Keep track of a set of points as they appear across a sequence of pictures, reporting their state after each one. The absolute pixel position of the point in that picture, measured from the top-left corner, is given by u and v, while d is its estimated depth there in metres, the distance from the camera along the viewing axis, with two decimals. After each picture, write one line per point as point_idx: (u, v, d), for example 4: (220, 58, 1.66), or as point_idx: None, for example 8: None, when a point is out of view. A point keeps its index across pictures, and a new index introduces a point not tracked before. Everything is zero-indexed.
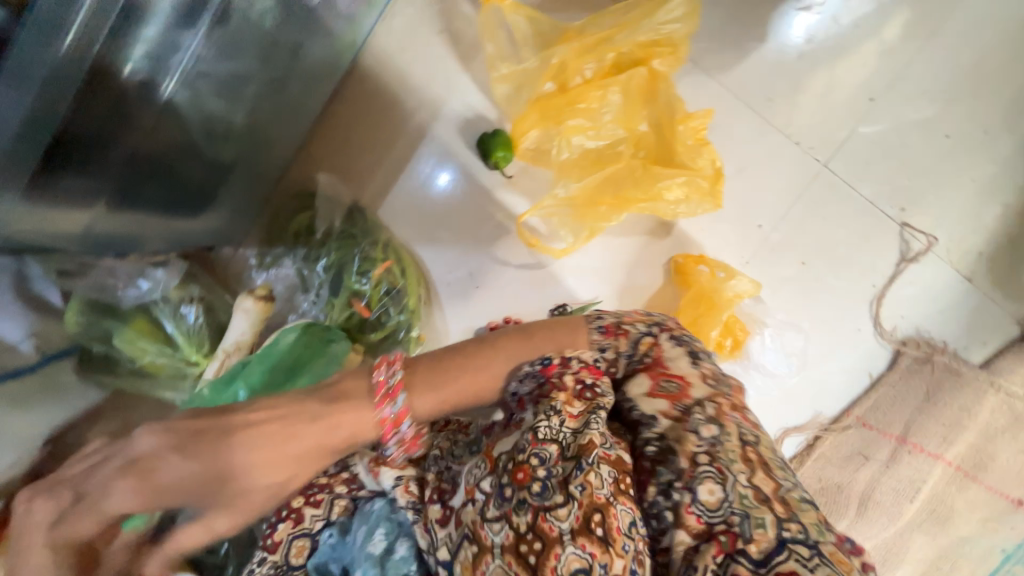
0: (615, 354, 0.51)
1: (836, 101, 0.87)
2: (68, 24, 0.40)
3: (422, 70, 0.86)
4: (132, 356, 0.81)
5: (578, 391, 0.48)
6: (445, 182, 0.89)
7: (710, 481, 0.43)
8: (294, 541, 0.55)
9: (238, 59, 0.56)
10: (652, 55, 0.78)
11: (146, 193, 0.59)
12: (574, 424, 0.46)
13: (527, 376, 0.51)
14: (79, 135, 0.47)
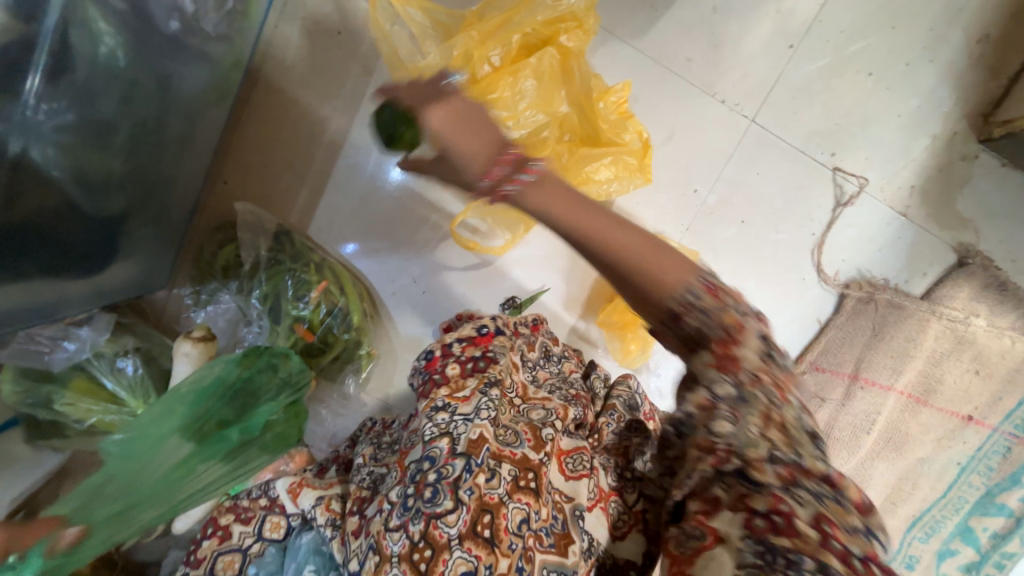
0: (697, 308, 0.40)
1: (758, 53, 0.85)
2: None
3: (326, 76, 0.81)
4: (78, 418, 0.79)
5: (465, 369, 0.50)
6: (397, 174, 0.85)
7: (722, 414, 0.38)
8: (220, 557, 0.54)
9: (96, 105, 0.51)
10: (558, 32, 0.75)
11: (33, 258, 0.54)
12: (465, 411, 0.46)
13: (416, 372, 0.54)
14: None
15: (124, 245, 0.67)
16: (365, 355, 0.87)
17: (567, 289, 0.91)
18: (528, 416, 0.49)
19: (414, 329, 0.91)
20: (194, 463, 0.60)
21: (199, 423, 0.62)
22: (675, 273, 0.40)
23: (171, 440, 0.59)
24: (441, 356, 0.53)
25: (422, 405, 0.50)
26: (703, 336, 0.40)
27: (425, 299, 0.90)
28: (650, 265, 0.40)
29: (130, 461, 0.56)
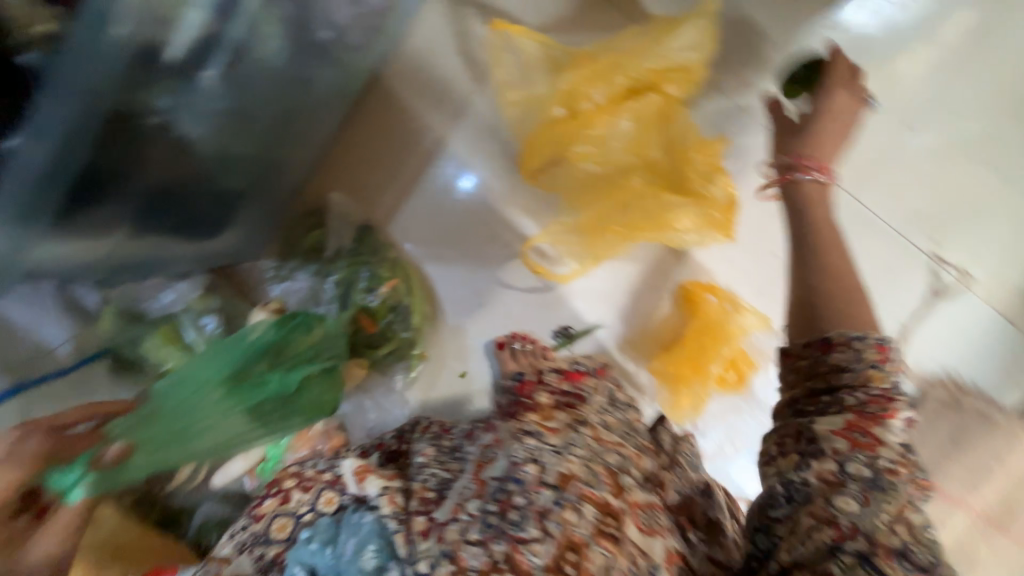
0: (855, 371, 0.52)
1: (870, 126, 0.81)
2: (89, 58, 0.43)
3: (435, 89, 0.86)
4: (155, 363, 0.85)
5: (556, 402, 0.56)
6: (468, 186, 0.88)
7: (849, 494, 0.46)
8: (276, 518, 0.53)
9: (245, 96, 0.58)
10: (664, 81, 0.76)
11: (165, 219, 0.64)
12: (555, 444, 0.50)
13: (506, 390, 0.61)
14: (100, 169, 0.52)
15: (236, 219, 0.72)
16: (416, 355, 0.90)
17: (625, 329, 0.90)
18: (606, 459, 0.50)
19: (467, 339, 0.92)
20: (226, 406, 0.62)
21: (237, 370, 0.65)
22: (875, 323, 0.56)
23: (210, 384, 0.62)
24: (533, 381, 0.60)
25: (509, 428, 0.53)
26: (850, 403, 0.51)
27: (484, 313, 0.92)
28: (848, 305, 0.57)
29: (170, 401, 0.60)
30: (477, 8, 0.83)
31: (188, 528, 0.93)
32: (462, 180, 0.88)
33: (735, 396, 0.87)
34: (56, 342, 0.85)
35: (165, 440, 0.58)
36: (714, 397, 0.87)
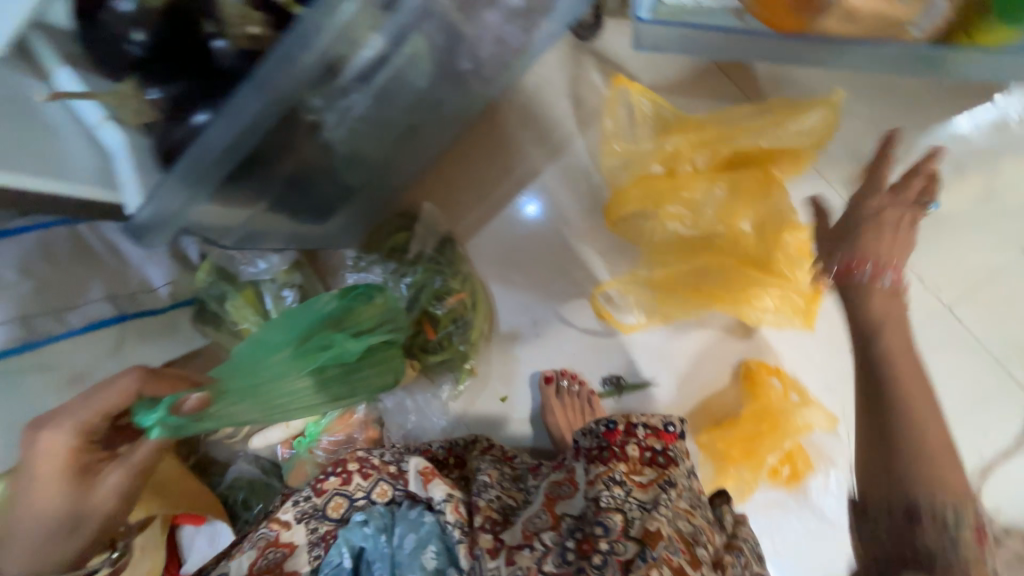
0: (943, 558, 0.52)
1: (980, 247, 0.80)
2: (298, 59, 0.45)
3: (540, 125, 0.90)
4: (235, 320, 0.93)
5: (644, 457, 0.62)
6: (532, 212, 0.92)
7: None
8: (333, 497, 0.61)
9: (388, 109, 0.62)
10: (770, 159, 0.77)
11: (292, 201, 0.67)
12: (643, 499, 0.57)
13: (590, 433, 0.64)
14: (262, 157, 0.54)
15: (342, 208, 0.77)
16: (467, 369, 0.92)
17: (678, 394, 0.87)
18: (682, 526, 0.54)
19: (516, 365, 0.93)
20: (294, 365, 0.62)
21: (306, 334, 0.66)
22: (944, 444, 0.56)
23: (281, 346, 0.63)
24: (623, 432, 0.63)
25: (597, 471, 0.59)
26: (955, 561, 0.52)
27: (538, 344, 0.92)
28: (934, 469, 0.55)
29: (243, 359, 0.60)
30: (597, 58, 0.87)
31: (221, 480, 0.98)
32: (527, 207, 0.92)
33: (784, 493, 0.84)
34: (157, 284, 0.89)
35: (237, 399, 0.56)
36: (761, 487, 0.84)
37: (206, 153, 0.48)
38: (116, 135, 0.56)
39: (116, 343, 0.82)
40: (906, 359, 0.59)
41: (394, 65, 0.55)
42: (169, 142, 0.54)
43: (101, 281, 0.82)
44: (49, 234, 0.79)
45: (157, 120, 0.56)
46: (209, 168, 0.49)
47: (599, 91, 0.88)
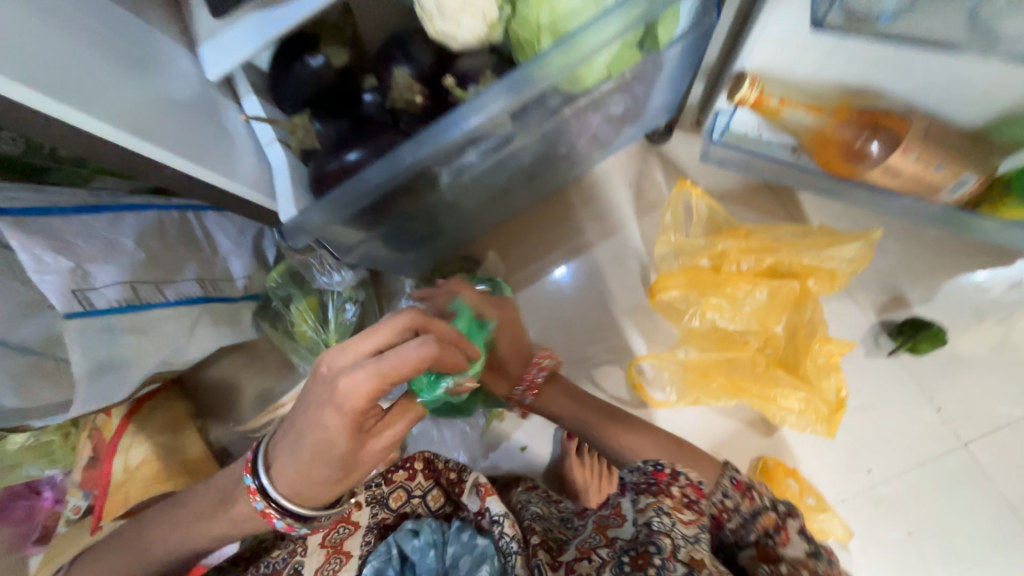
0: (734, 505, 0.60)
1: (998, 391, 0.85)
2: (448, 126, 0.57)
3: (603, 204, 1.00)
4: (294, 322, 1.02)
5: (683, 500, 0.56)
6: (564, 275, 0.99)
7: None
8: (396, 490, 0.73)
9: (494, 173, 0.73)
10: (810, 274, 0.85)
11: (391, 232, 0.76)
12: (688, 532, 0.52)
13: (638, 469, 0.61)
14: (390, 196, 0.64)
15: (423, 244, 0.88)
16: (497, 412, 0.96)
17: None
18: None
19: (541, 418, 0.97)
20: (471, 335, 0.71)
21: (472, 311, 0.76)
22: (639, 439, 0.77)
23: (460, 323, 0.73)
24: (669, 473, 0.59)
25: (646, 499, 0.56)
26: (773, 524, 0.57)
27: None
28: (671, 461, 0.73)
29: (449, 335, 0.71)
30: (662, 159, 0.99)
31: None
32: (556, 271, 1.00)
33: None
34: (235, 275, 0.99)
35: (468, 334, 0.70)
36: None
37: (352, 190, 0.60)
38: (279, 154, 0.69)
39: (192, 323, 0.91)
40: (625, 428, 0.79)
41: (513, 145, 0.67)
42: (319, 169, 0.67)
43: (194, 264, 0.91)
44: (165, 215, 0.90)
45: (316, 148, 0.69)
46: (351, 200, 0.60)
47: (661, 186, 0.99)
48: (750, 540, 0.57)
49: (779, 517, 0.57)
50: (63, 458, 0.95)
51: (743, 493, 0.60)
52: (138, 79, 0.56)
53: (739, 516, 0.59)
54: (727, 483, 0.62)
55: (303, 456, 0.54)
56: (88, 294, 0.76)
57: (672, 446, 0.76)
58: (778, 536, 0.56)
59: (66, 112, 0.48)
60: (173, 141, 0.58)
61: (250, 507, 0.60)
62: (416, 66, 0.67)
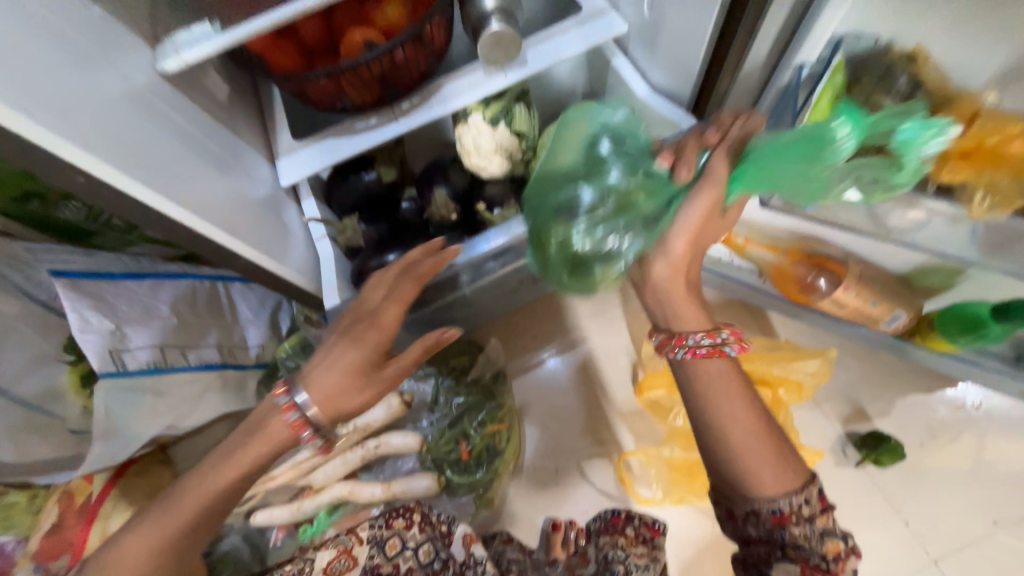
0: (807, 514, 0.54)
1: (958, 507, 0.91)
2: (469, 246, 0.75)
3: (597, 303, 1.10)
4: None
5: (638, 537, 0.82)
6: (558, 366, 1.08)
7: None
8: (390, 538, 0.75)
9: (506, 275, 0.85)
10: (780, 384, 0.95)
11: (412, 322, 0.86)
12: (642, 560, 0.76)
13: (601, 517, 0.88)
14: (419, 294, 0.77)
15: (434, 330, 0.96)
16: (487, 499, 0.97)
17: None
18: None
19: (530, 508, 1.00)
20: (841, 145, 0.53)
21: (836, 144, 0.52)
22: (738, 403, 0.56)
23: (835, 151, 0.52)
24: (624, 517, 0.85)
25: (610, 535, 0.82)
26: (817, 537, 0.54)
27: (555, 491, 1.01)
28: (752, 464, 0.54)
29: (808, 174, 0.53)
30: None
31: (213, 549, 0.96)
32: (550, 361, 1.08)
33: None
34: (251, 343, 1.04)
35: (706, 155, 0.56)
36: None
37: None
38: (327, 248, 0.80)
39: (202, 389, 0.96)
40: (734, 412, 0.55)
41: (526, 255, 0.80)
42: (363, 266, 0.79)
43: (216, 331, 0.98)
44: (199, 283, 0.97)
45: (361, 246, 0.82)
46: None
47: None
48: (808, 555, 0.53)
49: (842, 541, 0.54)
50: (20, 523, 0.88)
51: (823, 510, 0.54)
52: (229, 180, 0.66)
53: (810, 525, 0.54)
54: (813, 493, 0.54)
55: (332, 368, 0.60)
56: (122, 355, 0.82)
57: (762, 420, 0.56)
58: (835, 563, 0.53)
59: (186, 217, 0.56)
60: (247, 234, 0.66)
61: (283, 425, 0.59)
62: (452, 186, 0.82)
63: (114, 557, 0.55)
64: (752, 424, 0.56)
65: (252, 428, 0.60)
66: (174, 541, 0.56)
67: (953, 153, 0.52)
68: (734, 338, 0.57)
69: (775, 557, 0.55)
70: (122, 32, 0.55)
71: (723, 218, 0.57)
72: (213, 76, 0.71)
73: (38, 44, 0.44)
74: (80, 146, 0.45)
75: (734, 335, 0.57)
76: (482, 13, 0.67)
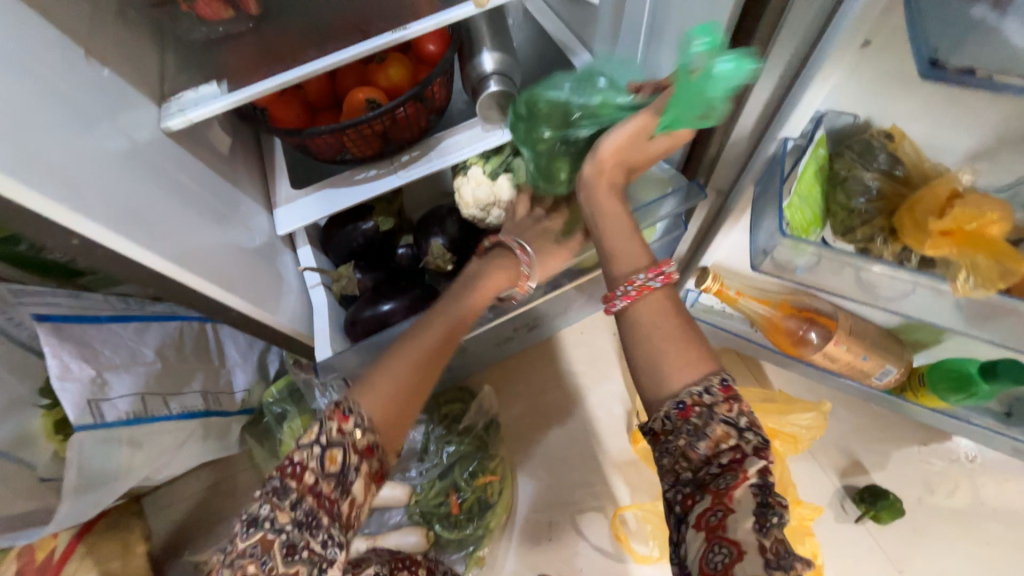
0: (701, 406, 0.49)
1: (962, 568, 0.89)
2: None
3: (591, 349, 1.10)
4: (282, 441, 1.00)
5: None
6: (552, 413, 1.06)
7: (725, 521, 0.43)
8: None
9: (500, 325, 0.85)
10: (775, 436, 0.94)
11: None
12: None
13: None
14: None
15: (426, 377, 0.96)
16: (477, 557, 0.93)
17: None
18: None
19: (523, 566, 0.96)
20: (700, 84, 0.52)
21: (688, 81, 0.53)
22: (659, 297, 0.55)
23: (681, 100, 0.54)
24: None
25: None
26: (710, 430, 0.48)
27: (548, 547, 0.97)
28: (657, 351, 0.53)
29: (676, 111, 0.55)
30: None
31: None
32: (543, 408, 1.06)
33: None
34: (237, 388, 1.03)
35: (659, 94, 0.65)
36: None
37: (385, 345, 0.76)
38: (321, 297, 0.82)
39: (184, 438, 0.92)
40: (652, 306, 0.55)
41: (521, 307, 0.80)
42: (355, 314, 0.78)
43: (202, 375, 0.96)
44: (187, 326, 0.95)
45: (357, 294, 0.81)
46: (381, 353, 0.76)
47: None
48: (701, 457, 0.48)
49: (739, 437, 0.47)
50: None
51: (726, 400, 0.49)
52: (223, 231, 0.66)
53: (709, 415, 0.48)
54: (713, 381, 0.50)
55: (544, 237, 0.74)
56: (101, 404, 0.78)
57: (683, 317, 0.55)
58: (729, 458, 0.46)
59: (178, 272, 0.55)
60: (238, 286, 0.65)
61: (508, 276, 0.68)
62: (447, 236, 0.83)
63: (366, 387, 0.56)
64: (672, 322, 0.54)
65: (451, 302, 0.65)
66: (416, 378, 0.58)
67: (933, 229, 0.51)
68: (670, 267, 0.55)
69: (687, 483, 0.49)
70: (131, 89, 0.56)
71: (648, 149, 0.61)
72: (216, 130, 0.72)
73: (42, 109, 0.45)
74: (78, 210, 0.45)
75: (653, 268, 0.55)
76: (481, 74, 0.70)
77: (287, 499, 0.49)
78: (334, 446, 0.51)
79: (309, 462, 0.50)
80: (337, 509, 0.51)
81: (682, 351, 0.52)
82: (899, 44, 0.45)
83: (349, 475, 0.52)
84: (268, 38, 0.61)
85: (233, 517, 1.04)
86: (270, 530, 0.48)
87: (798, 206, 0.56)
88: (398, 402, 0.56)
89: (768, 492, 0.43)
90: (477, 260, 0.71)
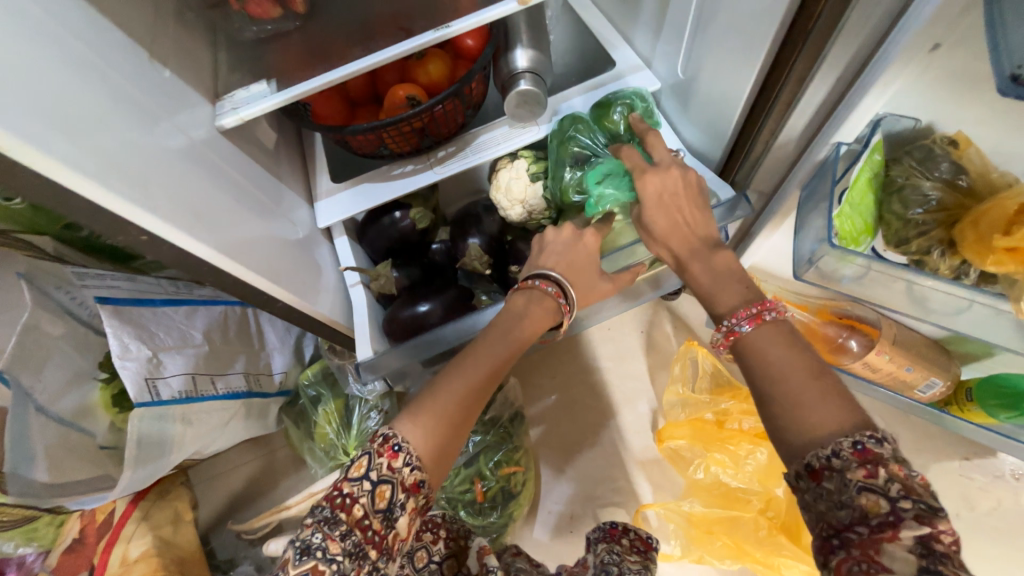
0: (839, 469, 0.43)
1: None
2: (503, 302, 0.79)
3: (618, 346, 1.09)
4: (316, 423, 1.05)
5: (638, 546, 0.74)
6: (578, 409, 1.07)
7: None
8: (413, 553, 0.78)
9: None
10: None
11: (441, 361, 0.89)
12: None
13: (598, 527, 0.78)
14: (455, 345, 0.81)
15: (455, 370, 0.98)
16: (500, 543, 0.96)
17: None
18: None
19: (544, 555, 0.99)
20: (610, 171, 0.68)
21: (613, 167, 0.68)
22: (763, 341, 0.51)
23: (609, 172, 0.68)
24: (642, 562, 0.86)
25: (597, 545, 0.74)
26: (847, 491, 0.42)
27: (569, 538, 0.99)
28: (786, 414, 0.47)
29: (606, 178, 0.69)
30: (670, 312, 1.10)
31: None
32: (567, 403, 1.07)
33: None
34: (276, 370, 1.08)
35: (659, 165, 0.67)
36: None
37: (429, 344, 0.78)
38: (361, 295, 0.83)
39: (228, 418, 0.98)
40: (780, 367, 0.49)
41: None
42: (393, 314, 0.81)
43: (244, 358, 1.01)
44: (230, 310, 1.00)
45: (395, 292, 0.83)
46: (426, 352, 0.77)
47: (670, 338, 1.09)
48: (844, 520, 0.42)
49: (889, 505, 0.40)
50: (45, 536, 0.86)
51: (864, 465, 0.42)
52: (268, 224, 0.69)
53: (842, 482, 0.43)
54: (843, 444, 0.43)
55: (579, 250, 0.68)
56: (156, 383, 0.83)
57: (811, 367, 0.48)
58: (878, 522, 0.40)
59: (234, 267, 0.59)
60: (285, 278, 0.69)
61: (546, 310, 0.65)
62: (483, 234, 0.84)
63: (413, 419, 0.56)
64: (797, 378, 0.48)
65: (493, 335, 0.63)
66: (460, 413, 0.58)
67: (998, 247, 0.49)
68: (760, 309, 0.53)
69: (824, 533, 0.44)
70: (188, 89, 0.59)
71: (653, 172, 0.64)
72: (263, 125, 0.75)
73: (114, 112, 0.47)
74: (147, 211, 0.48)
75: (741, 312, 0.53)
76: (512, 71, 0.70)
77: (337, 530, 0.50)
78: (384, 481, 0.53)
79: (359, 497, 0.52)
80: (382, 543, 0.53)
81: (808, 413, 0.46)
82: (979, 46, 0.42)
83: (395, 512, 0.53)
84: (314, 36, 0.62)
85: (273, 492, 1.11)
86: (323, 559, 0.48)
87: (849, 214, 0.55)
88: (442, 438, 0.56)
89: (936, 561, 0.37)
90: (518, 293, 0.67)
